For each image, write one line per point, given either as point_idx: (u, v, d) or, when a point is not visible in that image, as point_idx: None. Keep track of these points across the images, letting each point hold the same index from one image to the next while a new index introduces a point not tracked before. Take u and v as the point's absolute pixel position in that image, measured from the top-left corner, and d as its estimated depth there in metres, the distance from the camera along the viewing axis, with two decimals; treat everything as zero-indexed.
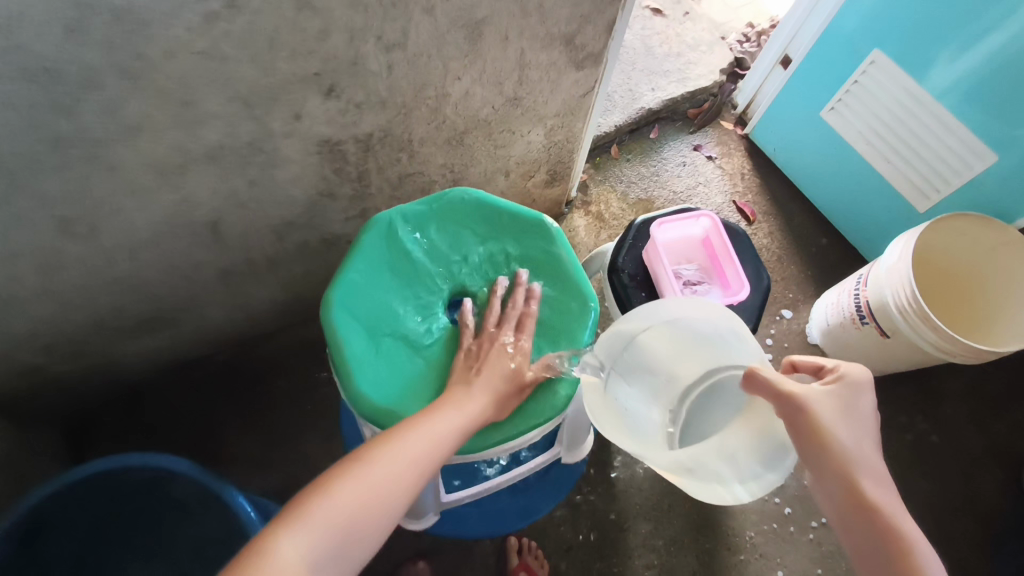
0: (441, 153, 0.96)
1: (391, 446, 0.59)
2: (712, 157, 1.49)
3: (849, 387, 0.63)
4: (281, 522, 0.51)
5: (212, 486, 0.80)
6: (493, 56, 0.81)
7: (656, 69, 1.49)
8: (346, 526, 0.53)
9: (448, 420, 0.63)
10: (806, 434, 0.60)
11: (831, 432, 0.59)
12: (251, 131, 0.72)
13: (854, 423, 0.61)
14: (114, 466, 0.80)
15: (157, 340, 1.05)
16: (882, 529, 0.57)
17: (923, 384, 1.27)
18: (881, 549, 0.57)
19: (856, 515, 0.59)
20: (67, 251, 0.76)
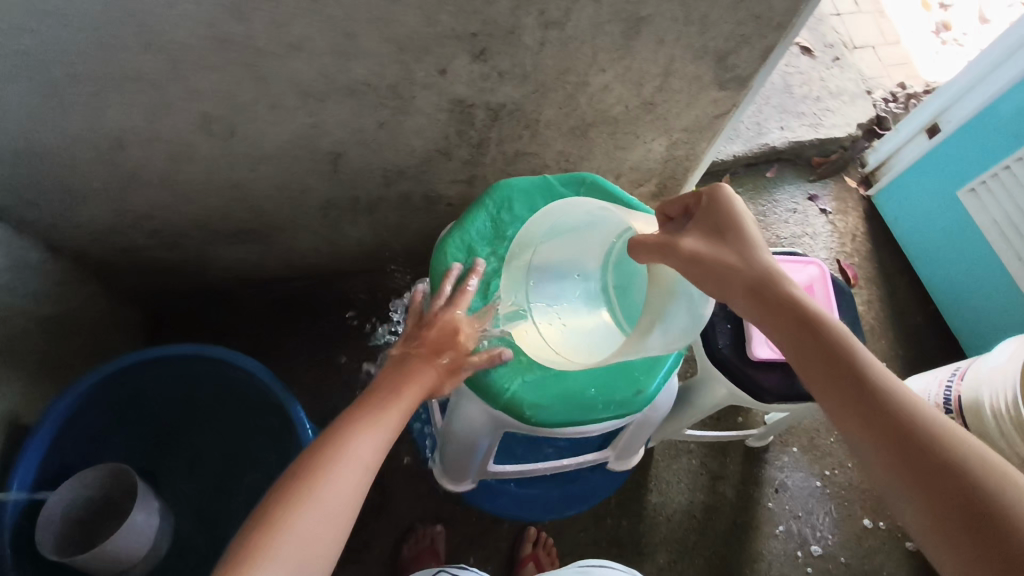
0: (562, 140, 0.95)
1: (332, 472, 0.53)
2: (826, 211, 1.43)
3: (726, 209, 0.60)
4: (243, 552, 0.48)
5: (279, 396, 0.82)
6: (643, 56, 0.80)
7: (790, 108, 1.43)
8: (314, 539, 0.50)
9: (386, 430, 0.59)
10: (709, 272, 0.58)
11: (716, 258, 0.58)
12: (395, 75, 0.74)
13: (755, 246, 0.58)
14: (193, 351, 0.83)
15: (250, 251, 1.10)
16: (828, 357, 0.52)
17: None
18: (834, 376, 0.51)
19: (798, 346, 0.54)
20: (201, 146, 0.80)
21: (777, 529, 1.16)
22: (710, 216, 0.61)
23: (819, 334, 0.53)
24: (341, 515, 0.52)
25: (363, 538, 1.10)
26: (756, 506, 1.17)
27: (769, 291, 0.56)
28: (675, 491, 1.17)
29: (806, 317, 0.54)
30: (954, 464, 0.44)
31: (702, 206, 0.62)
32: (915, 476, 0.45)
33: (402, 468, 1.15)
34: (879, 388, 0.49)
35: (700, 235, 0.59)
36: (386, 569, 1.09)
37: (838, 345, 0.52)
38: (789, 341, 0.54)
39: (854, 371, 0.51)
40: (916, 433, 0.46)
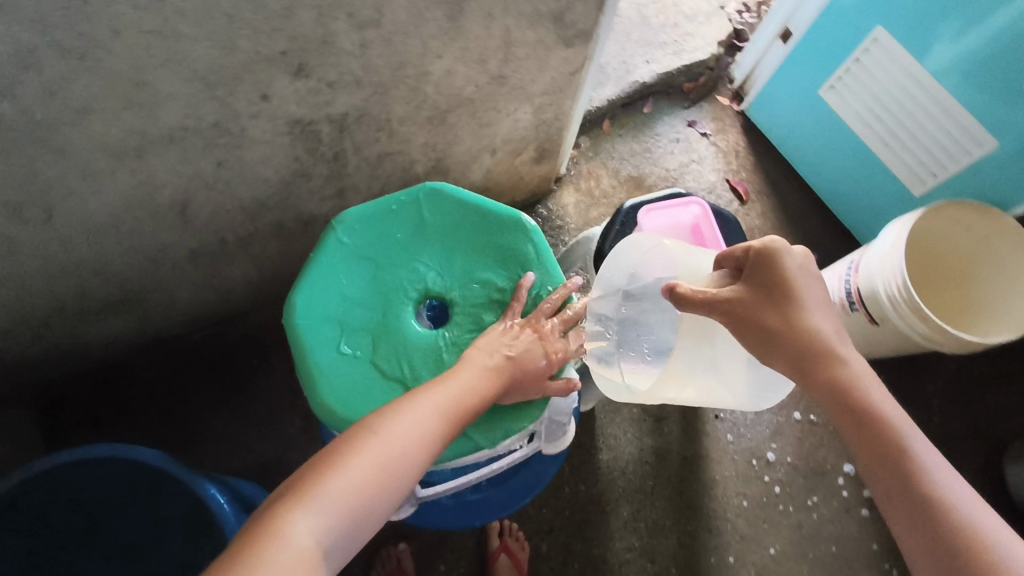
0: (423, 132, 0.91)
1: (386, 428, 0.58)
2: (706, 134, 1.45)
3: (778, 272, 0.62)
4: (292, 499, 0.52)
5: (186, 482, 0.78)
6: (476, 33, 0.76)
7: (651, 40, 1.43)
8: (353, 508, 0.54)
9: (457, 382, 0.65)
10: (760, 333, 0.61)
11: (771, 318, 0.61)
12: (213, 112, 0.67)
13: (810, 315, 0.62)
14: (87, 457, 0.78)
15: (126, 320, 1.01)
16: (870, 427, 0.59)
17: (908, 368, 1.27)
18: (871, 446, 0.59)
19: (851, 430, 0.60)
20: (20, 235, 0.71)
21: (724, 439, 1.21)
22: (763, 273, 0.62)
23: (863, 407, 0.59)
24: (396, 469, 0.57)
25: None
26: (702, 435, 1.21)
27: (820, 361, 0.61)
28: (623, 443, 1.19)
29: (854, 389, 0.60)
30: (965, 542, 0.53)
31: (754, 263, 0.63)
32: (928, 542, 0.54)
33: None
34: (906, 461, 0.57)
35: (764, 295, 0.62)
36: None
37: (879, 423, 0.59)
38: (838, 407, 0.61)
39: (889, 443, 0.58)
40: (927, 507, 0.55)
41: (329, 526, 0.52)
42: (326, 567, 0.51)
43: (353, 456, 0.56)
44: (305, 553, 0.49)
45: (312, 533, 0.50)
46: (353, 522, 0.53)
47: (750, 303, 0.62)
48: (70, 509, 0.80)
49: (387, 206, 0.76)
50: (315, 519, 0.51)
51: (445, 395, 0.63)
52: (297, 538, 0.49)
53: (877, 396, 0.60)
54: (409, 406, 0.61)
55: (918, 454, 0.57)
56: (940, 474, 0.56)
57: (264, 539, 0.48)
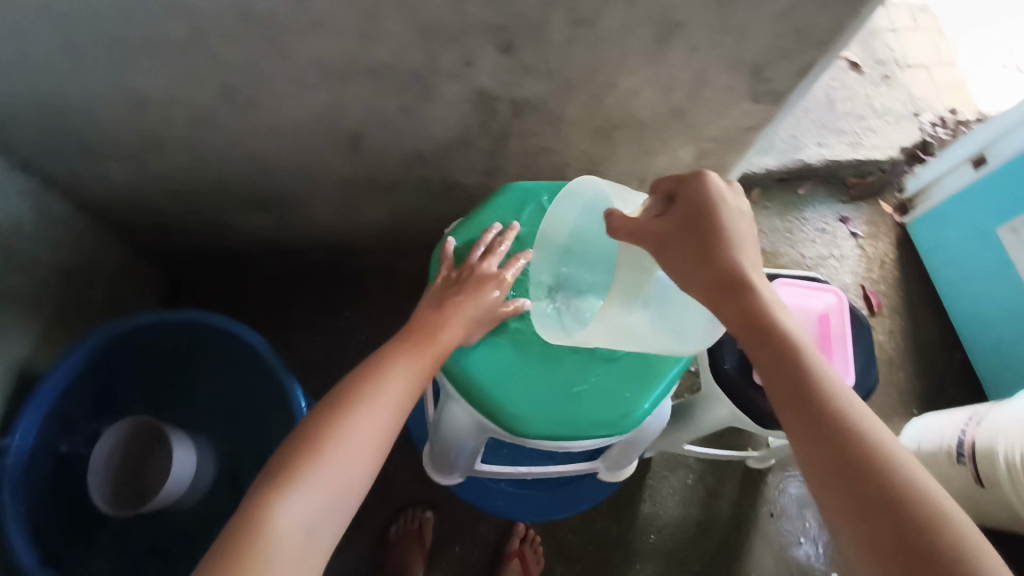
0: (586, 140, 0.93)
1: (373, 390, 0.61)
2: (856, 235, 1.38)
3: (710, 203, 0.57)
4: (280, 479, 0.52)
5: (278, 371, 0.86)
6: (674, 62, 0.77)
7: (830, 125, 1.38)
8: (342, 477, 0.54)
9: (461, 329, 0.68)
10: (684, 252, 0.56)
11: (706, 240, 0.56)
12: (418, 61, 0.73)
13: (728, 245, 0.55)
14: (208, 322, 0.87)
15: (267, 221, 1.10)
16: (793, 376, 0.50)
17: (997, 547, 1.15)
18: (814, 422, 0.48)
19: (772, 377, 0.51)
20: (221, 118, 0.80)
21: (772, 541, 1.14)
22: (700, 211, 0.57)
23: (803, 378, 0.49)
24: (368, 443, 0.57)
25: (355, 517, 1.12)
26: (747, 527, 1.15)
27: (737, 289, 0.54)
28: (667, 504, 1.15)
29: (786, 343, 0.51)
30: (903, 495, 0.43)
31: (687, 198, 0.58)
32: (875, 535, 0.43)
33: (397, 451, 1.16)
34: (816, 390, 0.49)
35: (676, 230, 0.57)
36: (372, 548, 1.10)
37: (792, 351, 0.51)
38: (774, 372, 0.50)
39: (823, 411, 0.48)
40: (858, 453, 0.46)
41: (312, 506, 0.51)
42: (320, 544, 0.51)
43: (337, 430, 0.56)
44: (297, 535, 0.49)
45: (300, 516, 0.50)
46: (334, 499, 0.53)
47: (674, 238, 0.57)
48: (190, 358, 0.95)
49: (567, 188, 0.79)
50: (301, 499, 0.51)
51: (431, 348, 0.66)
52: (282, 527, 0.49)
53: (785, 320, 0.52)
54: (383, 369, 0.63)
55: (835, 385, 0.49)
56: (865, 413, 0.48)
57: (251, 524, 0.48)
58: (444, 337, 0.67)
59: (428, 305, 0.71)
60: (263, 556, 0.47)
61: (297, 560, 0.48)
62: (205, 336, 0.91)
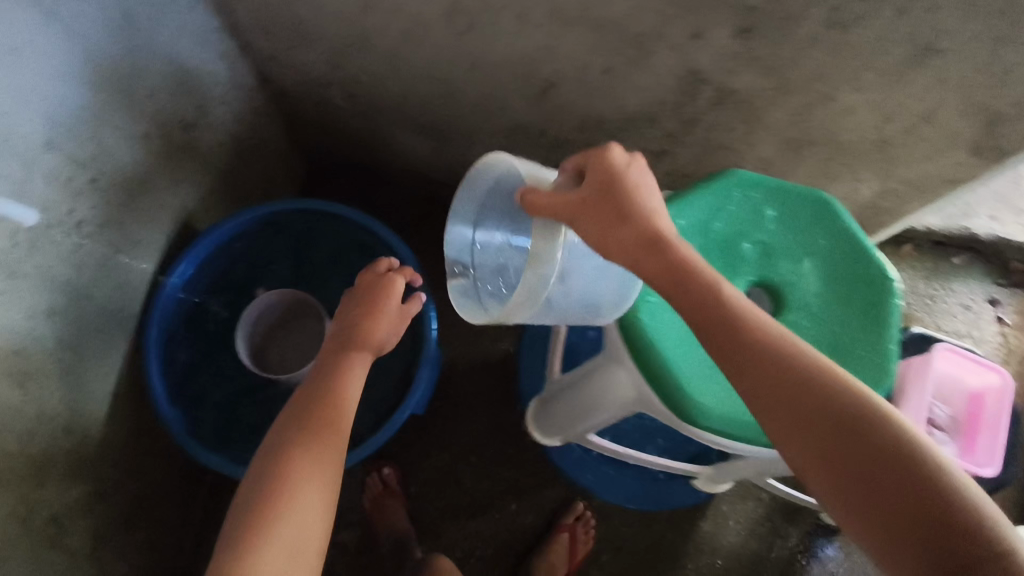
0: (772, 147, 0.90)
1: (307, 418, 0.62)
2: (1002, 321, 1.29)
3: (615, 173, 0.55)
4: (246, 531, 0.53)
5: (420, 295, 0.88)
6: (909, 90, 0.73)
7: (1006, 197, 1.30)
8: (302, 514, 0.55)
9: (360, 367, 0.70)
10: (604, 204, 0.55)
11: (660, 221, 0.55)
12: (649, 25, 0.71)
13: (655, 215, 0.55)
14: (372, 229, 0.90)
15: (425, 145, 1.12)
16: (761, 379, 0.50)
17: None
18: (799, 426, 0.48)
19: (750, 387, 0.50)
20: (434, 35, 0.81)
21: None
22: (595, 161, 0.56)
23: (781, 380, 0.49)
24: (325, 481, 0.59)
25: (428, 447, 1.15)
26: None
27: (692, 289, 0.53)
28: (729, 529, 1.13)
29: (750, 336, 0.51)
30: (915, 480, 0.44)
31: (592, 156, 0.56)
32: (895, 526, 0.43)
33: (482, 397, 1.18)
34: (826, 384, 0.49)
35: (595, 188, 0.55)
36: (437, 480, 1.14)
37: (767, 350, 0.50)
38: (757, 382, 0.50)
39: (811, 412, 0.48)
40: (867, 443, 0.46)
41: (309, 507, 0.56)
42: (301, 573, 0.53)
43: (287, 477, 0.57)
44: None
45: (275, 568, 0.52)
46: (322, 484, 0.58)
47: (602, 202, 0.54)
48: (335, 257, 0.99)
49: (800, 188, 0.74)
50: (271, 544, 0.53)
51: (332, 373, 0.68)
52: None
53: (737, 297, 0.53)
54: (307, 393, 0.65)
55: (818, 375, 0.49)
56: (845, 393, 0.48)
57: None
58: (348, 385, 0.67)
59: (349, 307, 0.76)
60: None
61: None
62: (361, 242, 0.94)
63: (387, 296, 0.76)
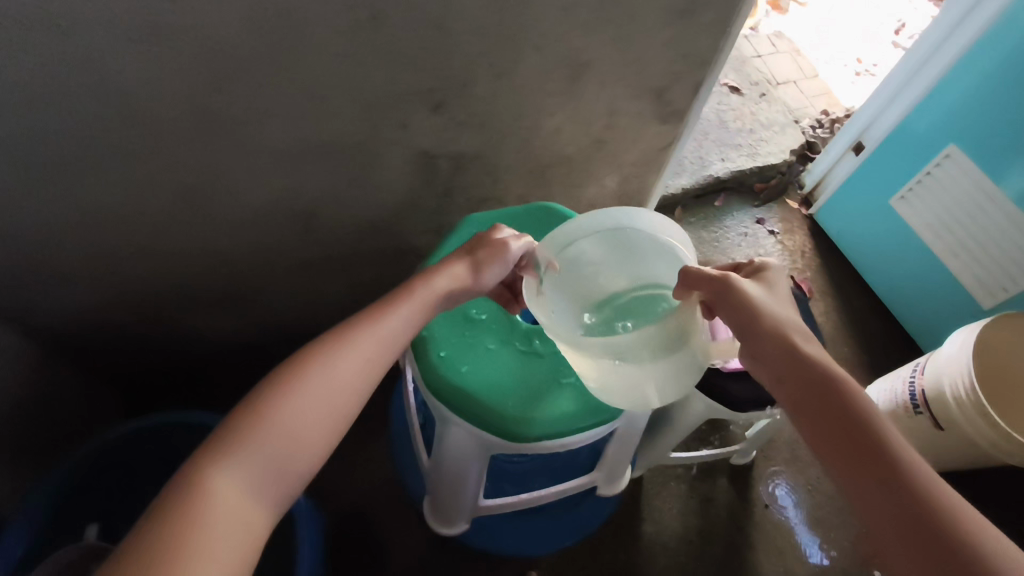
0: (523, 183, 1.01)
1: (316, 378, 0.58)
2: (774, 233, 1.53)
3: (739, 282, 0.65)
4: (220, 450, 0.53)
5: None
6: (588, 99, 0.87)
7: (727, 141, 1.56)
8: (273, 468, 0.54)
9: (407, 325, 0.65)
10: (737, 323, 0.62)
11: (766, 308, 0.62)
12: (361, 133, 0.79)
13: (776, 309, 0.63)
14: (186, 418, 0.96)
15: (227, 320, 1.09)
16: (859, 430, 0.55)
17: (985, 489, 1.17)
18: (871, 467, 0.53)
19: (837, 433, 0.55)
20: (177, 219, 0.82)
21: (772, 530, 1.18)
22: (761, 301, 0.63)
23: (875, 442, 0.54)
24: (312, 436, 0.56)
25: None
26: (748, 521, 1.19)
27: (834, 398, 0.57)
28: (668, 518, 1.18)
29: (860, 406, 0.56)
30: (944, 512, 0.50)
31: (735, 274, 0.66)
32: (910, 540, 0.49)
33: (395, 526, 1.10)
34: (924, 502, 0.50)
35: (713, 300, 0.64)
36: None
37: (848, 398, 0.57)
38: (835, 429, 0.56)
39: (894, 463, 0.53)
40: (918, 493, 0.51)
41: (248, 475, 0.52)
42: (260, 508, 0.52)
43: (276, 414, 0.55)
44: (229, 505, 0.50)
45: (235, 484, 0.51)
46: (274, 467, 0.54)
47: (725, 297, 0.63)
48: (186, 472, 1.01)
49: (515, 208, 0.85)
50: (229, 474, 0.52)
51: (373, 331, 0.62)
52: (218, 487, 0.50)
53: (848, 381, 0.58)
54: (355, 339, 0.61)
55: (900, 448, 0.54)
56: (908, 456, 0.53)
57: (177, 515, 0.48)
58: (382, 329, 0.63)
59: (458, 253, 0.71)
60: (195, 524, 0.48)
61: (236, 525, 0.50)
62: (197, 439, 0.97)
63: (438, 276, 0.68)
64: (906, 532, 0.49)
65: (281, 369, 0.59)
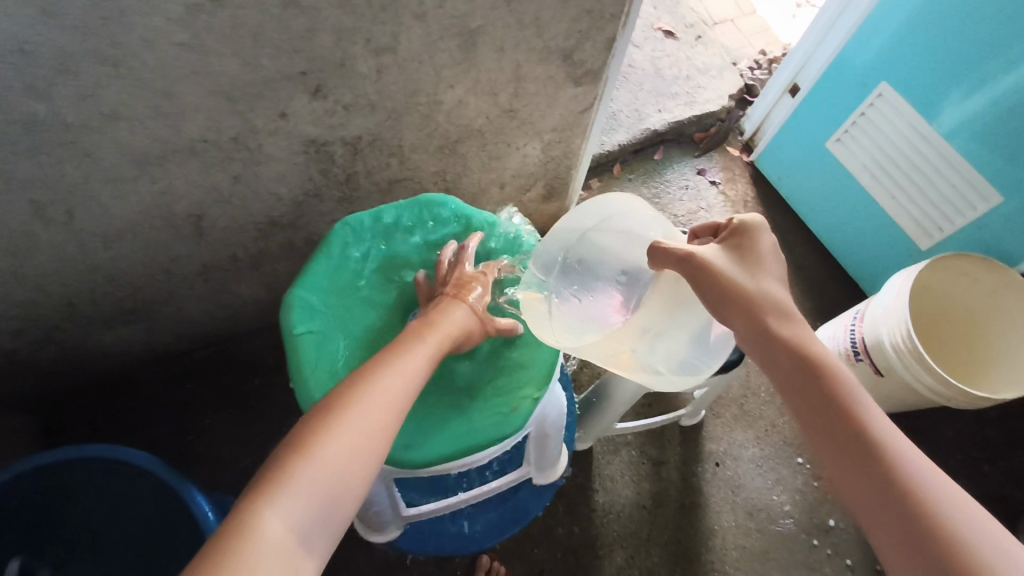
0: (434, 161, 0.94)
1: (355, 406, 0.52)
2: (716, 183, 1.48)
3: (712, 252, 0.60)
4: (263, 487, 0.46)
5: (173, 482, 0.78)
6: (488, 66, 0.79)
7: (663, 91, 1.48)
8: (325, 502, 0.47)
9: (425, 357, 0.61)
10: (715, 302, 0.57)
11: (733, 280, 0.57)
12: (233, 126, 0.71)
13: (758, 282, 0.58)
14: (80, 453, 0.79)
15: (134, 331, 1.01)
16: (850, 423, 0.50)
17: (927, 427, 1.18)
18: (864, 461, 0.48)
19: (831, 427, 0.50)
20: (39, 236, 0.74)
21: (724, 488, 1.18)
22: (731, 268, 0.58)
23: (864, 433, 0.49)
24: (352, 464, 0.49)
25: None
26: (701, 481, 1.18)
27: (828, 386, 0.52)
28: (622, 486, 1.16)
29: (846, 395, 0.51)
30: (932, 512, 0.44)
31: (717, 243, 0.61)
32: (907, 543, 0.43)
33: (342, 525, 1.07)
34: (921, 500, 0.45)
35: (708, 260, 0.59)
36: None
37: (838, 386, 0.52)
38: (825, 419, 0.51)
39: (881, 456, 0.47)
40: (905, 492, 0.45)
41: (299, 509, 0.45)
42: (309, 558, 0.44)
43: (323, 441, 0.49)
44: (281, 546, 0.43)
45: (288, 525, 0.44)
46: (329, 504, 0.47)
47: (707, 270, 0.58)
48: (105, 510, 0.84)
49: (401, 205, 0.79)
50: (280, 510, 0.44)
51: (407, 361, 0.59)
52: (272, 531, 0.43)
53: (836, 366, 0.53)
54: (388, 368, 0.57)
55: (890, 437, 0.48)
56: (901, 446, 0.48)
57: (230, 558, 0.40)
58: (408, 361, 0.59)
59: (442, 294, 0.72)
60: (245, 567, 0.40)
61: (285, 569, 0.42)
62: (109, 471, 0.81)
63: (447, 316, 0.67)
64: (905, 534, 0.44)
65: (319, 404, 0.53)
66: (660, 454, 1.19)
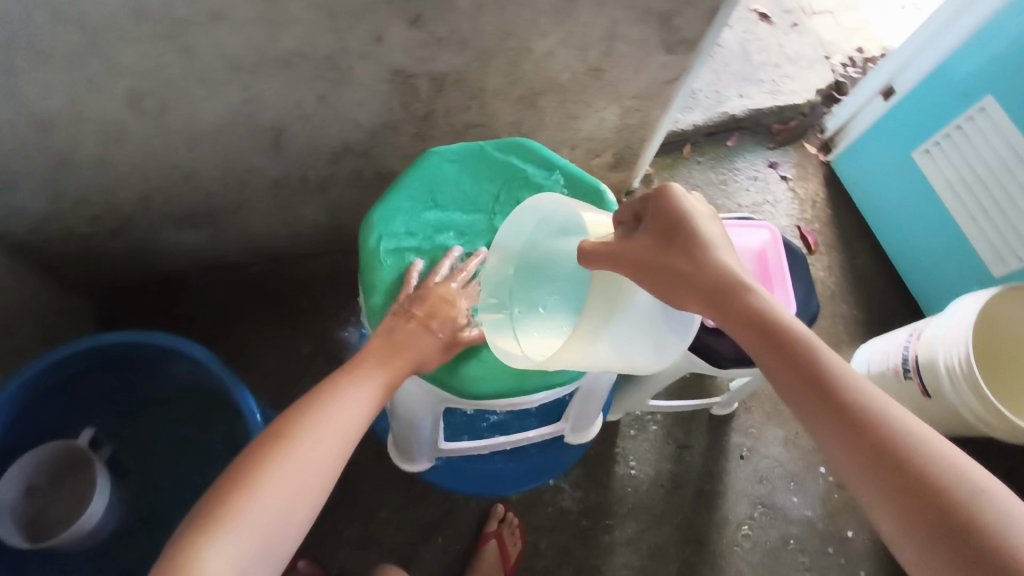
0: (512, 110, 0.93)
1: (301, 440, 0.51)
2: (787, 178, 1.44)
3: (645, 236, 0.55)
4: (205, 524, 0.44)
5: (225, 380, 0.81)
6: (585, 19, 0.78)
7: (749, 76, 1.43)
8: (268, 538, 0.46)
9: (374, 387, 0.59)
10: (662, 285, 0.53)
11: (680, 263, 0.53)
12: (328, 44, 0.72)
13: (709, 251, 0.53)
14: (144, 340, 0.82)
15: (199, 235, 1.05)
16: (829, 394, 0.44)
17: None
18: (851, 437, 0.42)
19: (808, 404, 0.45)
20: (129, 126, 0.77)
21: (744, 481, 1.17)
22: (658, 255, 0.54)
23: (843, 403, 0.44)
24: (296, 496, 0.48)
25: (334, 522, 1.07)
26: (723, 471, 1.18)
27: (798, 359, 0.47)
28: (644, 462, 1.17)
29: (811, 361, 0.46)
30: (938, 484, 0.38)
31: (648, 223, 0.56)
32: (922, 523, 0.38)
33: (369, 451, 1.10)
34: (923, 475, 0.39)
35: (651, 241, 0.55)
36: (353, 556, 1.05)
37: (804, 353, 0.47)
38: (801, 392, 0.46)
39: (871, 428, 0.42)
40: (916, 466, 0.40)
41: (244, 549, 0.44)
42: None
43: (266, 478, 0.48)
44: None
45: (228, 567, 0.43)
46: (277, 532, 0.46)
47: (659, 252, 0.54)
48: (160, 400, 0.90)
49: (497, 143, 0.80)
50: (222, 552, 0.43)
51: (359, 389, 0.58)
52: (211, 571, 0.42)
53: (798, 333, 0.48)
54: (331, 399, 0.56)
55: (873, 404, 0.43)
56: (881, 411, 0.43)
57: None
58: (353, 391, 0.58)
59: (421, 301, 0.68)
60: None
61: None
62: (171, 362, 0.86)
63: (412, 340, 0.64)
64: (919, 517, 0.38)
65: (263, 437, 0.52)
66: (686, 438, 1.19)
